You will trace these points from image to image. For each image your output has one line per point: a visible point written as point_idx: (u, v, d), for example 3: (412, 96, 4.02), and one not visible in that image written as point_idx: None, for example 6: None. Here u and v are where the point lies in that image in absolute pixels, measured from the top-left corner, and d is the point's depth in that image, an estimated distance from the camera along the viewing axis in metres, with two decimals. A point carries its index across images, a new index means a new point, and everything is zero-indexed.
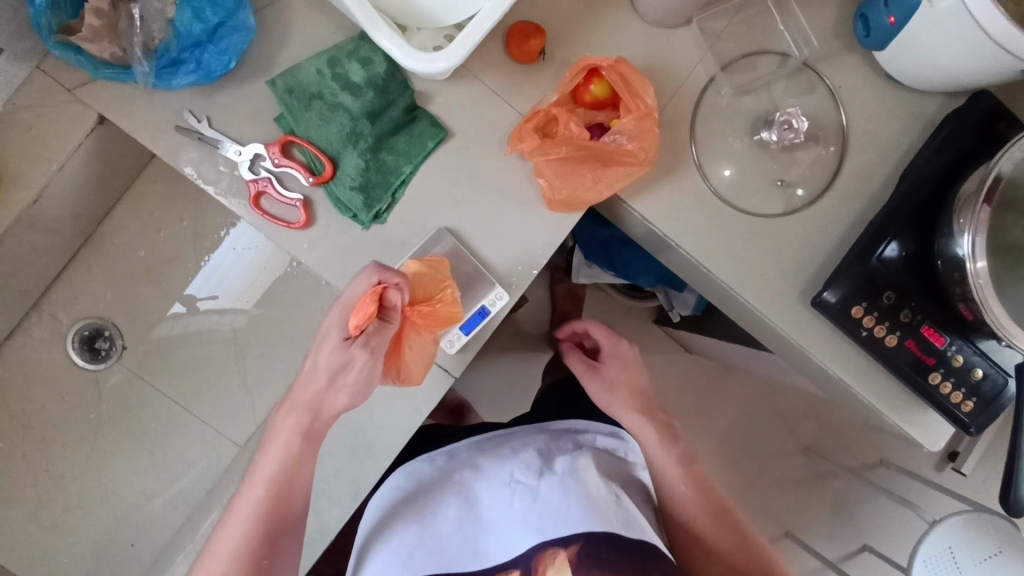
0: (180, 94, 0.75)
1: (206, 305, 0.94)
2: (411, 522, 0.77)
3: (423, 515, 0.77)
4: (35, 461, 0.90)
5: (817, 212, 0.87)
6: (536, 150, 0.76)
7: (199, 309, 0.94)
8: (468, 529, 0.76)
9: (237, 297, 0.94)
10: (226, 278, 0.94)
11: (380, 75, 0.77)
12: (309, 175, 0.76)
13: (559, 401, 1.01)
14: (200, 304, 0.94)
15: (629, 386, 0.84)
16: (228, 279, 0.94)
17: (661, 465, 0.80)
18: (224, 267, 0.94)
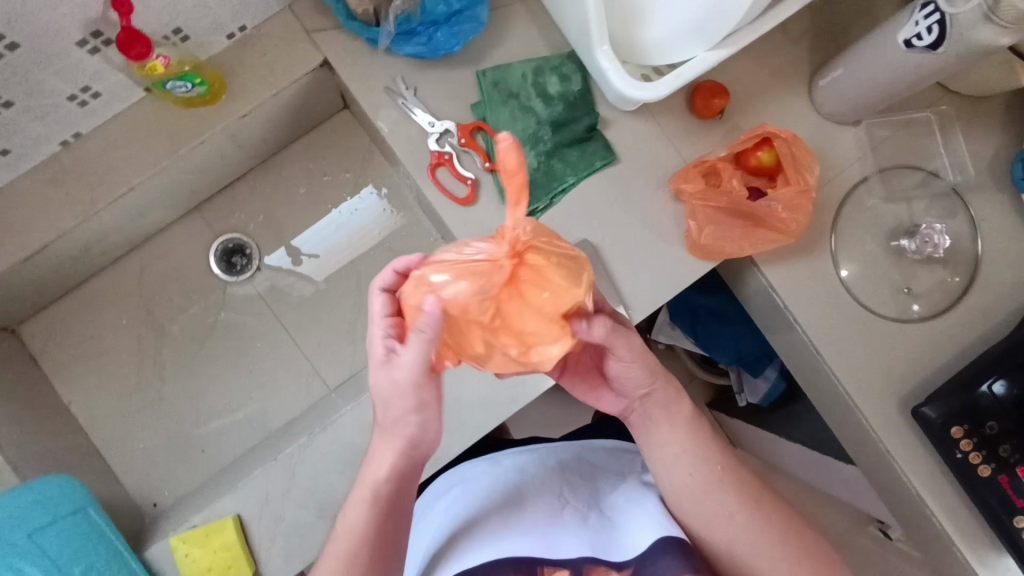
0: (400, 61, 0.84)
1: (304, 263, 0.99)
2: (462, 531, 0.77)
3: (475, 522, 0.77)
4: (147, 345, 0.96)
5: (933, 329, 0.90)
6: (697, 194, 0.83)
7: (297, 266, 0.99)
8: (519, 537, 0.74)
9: (324, 268, 0.99)
10: (328, 245, 0.99)
11: (573, 92, 0.85)
12: (487, 161, 0.84)
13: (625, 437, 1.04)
14: (300, 259, 0.99)
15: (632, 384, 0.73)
16: (325, 244, 0.99)
17: (695, 480, 0.71)
18: (332, 237, 0.99)
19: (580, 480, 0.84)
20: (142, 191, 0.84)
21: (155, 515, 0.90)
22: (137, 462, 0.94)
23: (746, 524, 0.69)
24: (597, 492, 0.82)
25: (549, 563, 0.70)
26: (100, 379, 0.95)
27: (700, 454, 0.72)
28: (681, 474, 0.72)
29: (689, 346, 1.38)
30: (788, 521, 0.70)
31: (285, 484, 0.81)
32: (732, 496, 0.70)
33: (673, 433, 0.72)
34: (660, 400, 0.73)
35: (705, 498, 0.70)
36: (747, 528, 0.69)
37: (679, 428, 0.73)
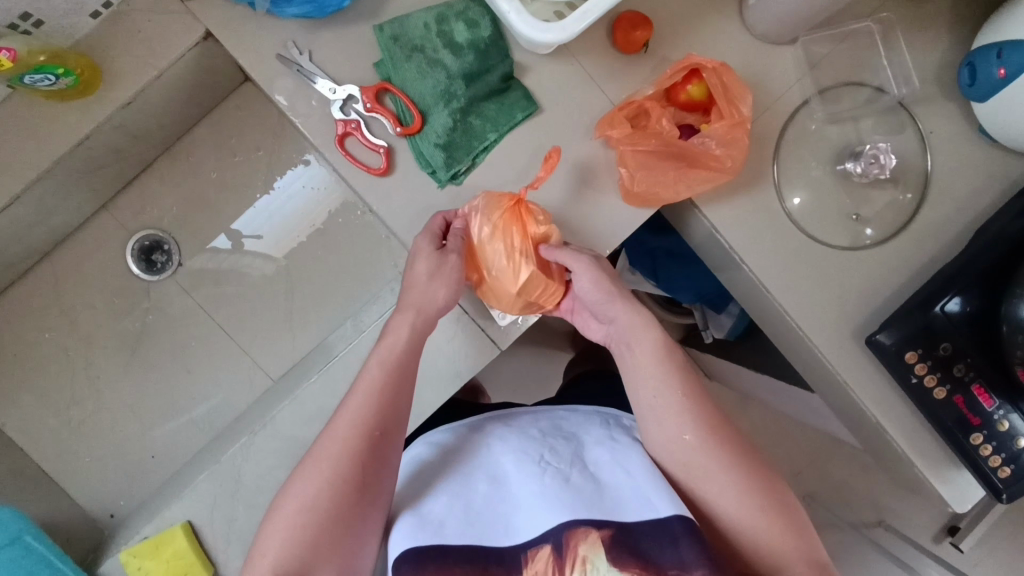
0: (289, 24, 0.76)
1: (250, 244, 0.94)
2: (425, 490, 0.68)
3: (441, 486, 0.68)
4: (74, 357, 0.91)
5: (885, 253, 0.87)
6: (625, 138, 0.77)
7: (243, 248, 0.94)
8: (500, 507, 0.66)
9: (279, 243, 0.94)
10: (273, 222, 0.94)
11: (484, 39, 0.78)
12: (398, 125, 0.77)
13: (594, 386, 1.00)
14: (244, 241, 0.94)
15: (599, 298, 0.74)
16: (276, 220, 0.94)
17: (665, 404, 0.68)
18: (276, 214, 0.94)
19: (559, 432, 0.75)
20: (32, 197, 0.77)
21: (112, 527, 0.88)
22: (84, 477, 0.91)
23: (703, 449, 0.66)
24: (577, 445, 0.72)
25: (531, 544, 0.60)
26: (29, 398, 0.90)
27: (671, 378, 0.69)
28: (649, 395, 0.69)
29: (650, 289, 1.36)
30: (747, 450, 0.67)
31: (231, 488, 0.79)
32: (694, 423, 0.67)
33: (646, 350, 0.71)
34: (627, 320, 0.72)
35: (666, 418, 0.68)
36: (711, 459, 0.66)
37: (650, 351, 0.71)
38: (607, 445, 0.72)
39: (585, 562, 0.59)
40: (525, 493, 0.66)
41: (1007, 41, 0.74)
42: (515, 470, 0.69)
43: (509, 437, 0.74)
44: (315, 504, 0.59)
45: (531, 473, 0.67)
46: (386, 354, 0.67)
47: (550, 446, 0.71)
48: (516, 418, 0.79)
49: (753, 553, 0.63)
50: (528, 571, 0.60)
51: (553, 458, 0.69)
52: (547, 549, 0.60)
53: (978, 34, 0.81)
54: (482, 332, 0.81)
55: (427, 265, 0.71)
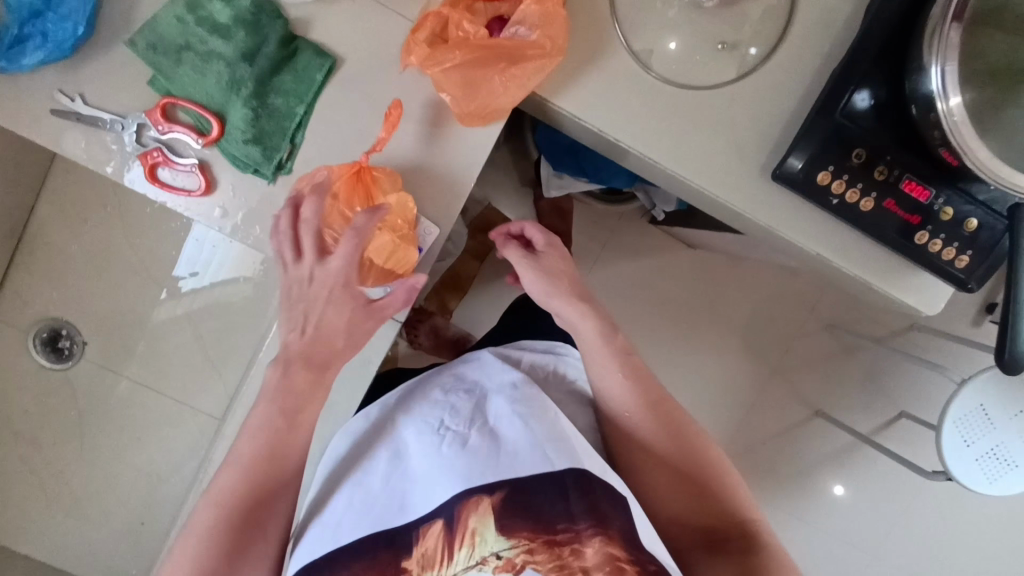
0: (42, 71, 0.69)
1: (185, 285, 0.91)
2: (335, 478, 0.69)
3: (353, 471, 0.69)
4: (32, 461, 0.93)
5: (772, 71, 0.77)
6: (427, 60, 0.68)
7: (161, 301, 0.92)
8: (395, 484, 0.67)
9: (235, 268, 0.87)
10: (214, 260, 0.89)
11: (247, 10, 0.69)
12: (199, 136, 0.71)
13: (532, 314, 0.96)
14: (178, 284, 0.91)
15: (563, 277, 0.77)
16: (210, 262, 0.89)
17: (610, 381, 0.73)
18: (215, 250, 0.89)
19: (461, 386, 0.74)
20: None
21: None
22: (93, 560, 0.95)
23: (648, 418, 0.72)
24: (477, 397, 0.72)
25: (421, 522, 0.63)
26: (10, 510, 0.93)
27: (618, 360, 0.74)
28: (598, 377, 0.74)
29: (587, 186, 1.29)
30: (683, 419, 0.73)
31: None
32: (639, 399, 0.72)
33: (589, 339, 0.74)
34: (568, 314, 0.75)
35: (616, 395, 0.73)
36: (654, 424, 0.72)
37: (595, 336, 0.74)
38: (505, 393, 0.71)
39: (475, 534, 0.62)
40: (425, 467, 0.67)
41: None
42: (415, 443, 0.69)
43: (414, 407, 0.72)
44: (224, 509, 0.65)
45: (428, 444, 0.68)
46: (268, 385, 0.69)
47: (449, 408, 0.71)
48: (421, 381, 0.78)
49: (697, 511, 0.70)
50: (420, 547, 0.63)
51: (449, 422, 0.69)
52: (439, 525, 0.63)
53: None
54: None
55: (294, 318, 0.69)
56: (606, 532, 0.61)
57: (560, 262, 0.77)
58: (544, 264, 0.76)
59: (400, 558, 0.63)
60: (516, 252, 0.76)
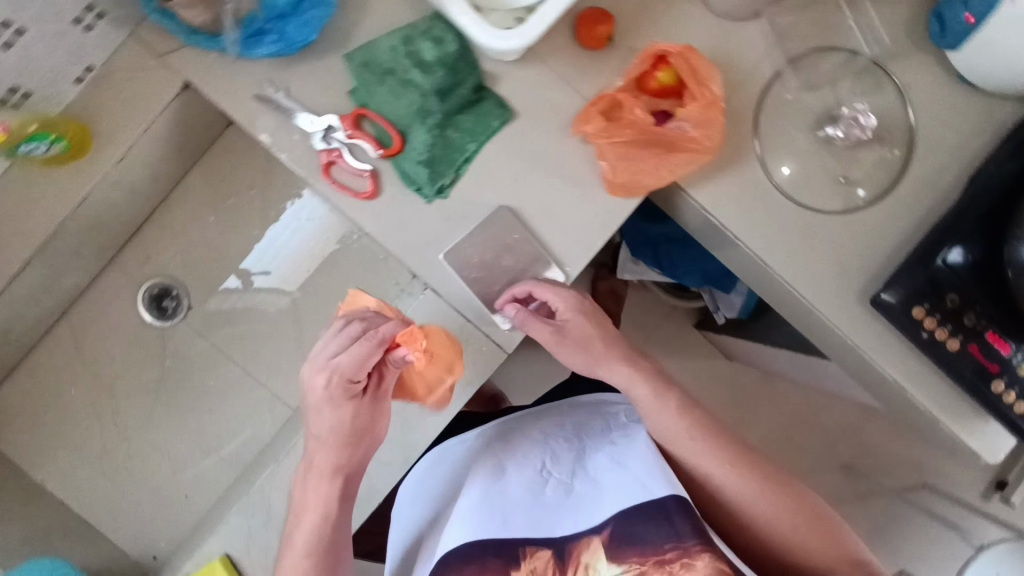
0: (260, 63, 0.78)
1: (258, 278, 0.97)
2: (452, 505, 0.84)
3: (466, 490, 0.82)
4: (101, 408, 0.95)
5: (879, 212, 0.86)
6: (601, 131, 0.78)
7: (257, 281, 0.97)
8: (505, 503, 0.80)
9: (283, 279, 0.97)
10: (279, 250, 0.97)
11: (452, 54, 0.78)
12: (379, 148, 0.79)
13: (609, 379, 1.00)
14: (251, 277, 0.98)
15: (601, 342, 0.80)
16: (279, 257, 0.97)
17: (697, 449, 0.79)
18: (274, 246, 0.97)
19: (564, 436, 0.88)
20: (40, 263, 0.81)
21: (156, 569, 0.92)
22: (124, 523, 0.94)
23: (725, 466, 0.78)
24: (577, 447, 0.86)
25: (532, 543, 0.75)
26: (64, 451, 0.94)
27: (677, 410, 0.80)
28: (674, 440, 0.80)
29: (657, 278, 1.36)
30: (753, 460, 0.80)
31: (263, 516, 0.82)
32: (706, 446, 0.79)
33: (645, 403, 0.80)
34: (641, 392, 0.80)
35: (689, 450, 0.79)
36: (738, 479, 0.78)
37: (649, 397, 0.80)
38: (603, 448, 0.84)
39: (586, 565, 0.73)
40: (529, 499, 0.80)
41: None
42: (520, 476, 0.83)
43: (516, 448, 0.87)
44: (321, 537, 0.76)
45: (534, 482, 0.82)
46: (335, 449, 0.76)
47: (551, 453, 0.86)
48: (516, 423, 0.92)
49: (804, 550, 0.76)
50: (530, 563, 0.75)
51: (551, 466, 0.84)
52: (549, 551, 0.75)
53: None
54: (487, 338, 0.82)
55: (331, 422, 0.76)
56: (710, 546, 0.70)
57: (589, 326, 0.80)
58: (575, 332, 0.79)
59: (513, 566, 0.75)
60: (534, 327, 0.78)
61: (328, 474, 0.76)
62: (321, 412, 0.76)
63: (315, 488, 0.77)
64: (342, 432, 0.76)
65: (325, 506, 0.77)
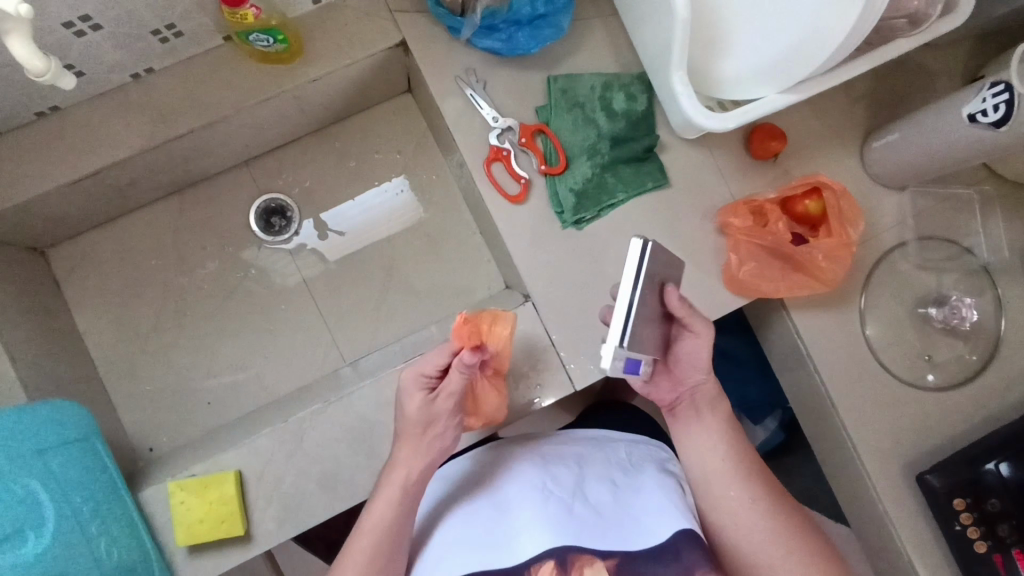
0: (472, 52, 0.86)
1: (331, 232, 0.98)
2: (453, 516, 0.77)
3: (468, 509, 0.76)
4: (171, 288, 0.96)
5: (948, 401, 0.90)
6: (743, 228, 0.84)
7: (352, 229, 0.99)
8: (506, 519, 0.72)
9: (341, 246, 0.99)
10: (358, 215, 0.99)
11: (638, 112, 0.86)
12: (543, 163, 0.85)
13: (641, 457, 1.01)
14: (328, 234, 0.99)
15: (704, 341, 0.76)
16: (355, 224, 0.99)
17: (722, 479, 0.72)
18: (357, 213, 0.99)
19: (563, 460, 0.80)
20: (199, 136, 0.85)
21: (150, 461, 0.90)
22: (140, 403, 0.94)
23: (751, 508, 0.70)
24: (578, 475, 0.78)
25: (532, 559, 0.66)
26: (120, 313, 0.95)
27: (712, 429, 0.75)
28: (704, 468, 0.74)
29: None
30: (777, 503, 0.71)
31: (291, 448, 0.81)
32: (731, 479, 0.72)
33: (701, 422, 0.76)
34: (689, 431, 0.76)
35: (719, 488, 0.72)
36: (758, 523, 0.69)
37: (704, 418, 0.76)
38: (607, 484, 0.77)
39: None
40: (528, 512, 0.71)
41: None
42: (520, 490, 0.75)
43: (518, 466, 0.79)
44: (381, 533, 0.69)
45: (532, 500, 0.73)
46: (418, 436, 0.73)
47: (552, 473, 0.77)
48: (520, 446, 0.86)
49: None
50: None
51: (553, 484, 0.75)
52: (550, 564, 0.65)
53: None
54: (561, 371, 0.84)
55: (419, 411, 0.72)
56: None
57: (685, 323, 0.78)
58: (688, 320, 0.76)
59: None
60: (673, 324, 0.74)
61: (422, 458, 0.73)
62: (409, 402, 0.73)
63: (405, 459, 0.72)
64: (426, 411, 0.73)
65: (406, 495, 0.71)
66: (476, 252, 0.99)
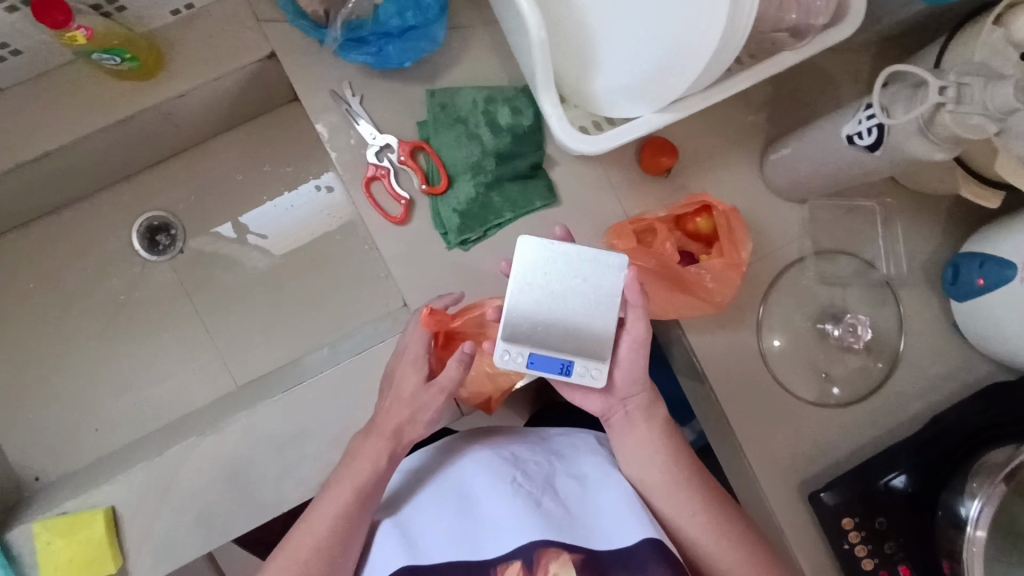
0: (346, 64, 0.81)
1: (253, 237, 0.96)
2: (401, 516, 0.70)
3: (430, 504, 0.70)
4: (53, 311, 0.93)
5: (843, 416, 0.89)
6: (628, 250, 0.80)
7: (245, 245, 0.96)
8: (467, 525, 0.66)
9: (280, 240, 0.96)
10: (277, 220, 0.96)
11: (523, 127, 0.82)
12: (424, 183, 0.82)
13: None
14: (249, 237, 0.96)
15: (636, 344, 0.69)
16: (277, 221, 0.96)
17: (670, 491, 0.69)
18: (284, 207, 0.96)
19: (532, 452, 0.74)
20: (57, 159, 0.80)
21: (34, 492, 0.88)
22: (24, 431, 0.91)
23: (710, 523, 0.68)
24: (547, 468, 0.72)
25: (499, 563, 0.61)
26: (0, 338, 0.92)
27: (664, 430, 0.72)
28: (654, 482, 0.69)
29: None
30: (733, 512, 0.69)
31: (163, 487, 0.78)
32: (688, 491, 0.69)
33: (645, 429, 0.71)
34: (628, 434, 0.72)
35: (670, 500, 0.69)
36: (711, 534, 0.67)
37: (641, 411, 0.72)
38: (574, 479, 0.71)
39: None
40: (496, 514, 0.65)
41: (991, 254, 0.78)
42: (485, 488, 0.68)
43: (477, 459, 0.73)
44: (323, 540, 0.64)
45: (498, 497, 0.67)
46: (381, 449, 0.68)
47: (520, 464, 0.71)
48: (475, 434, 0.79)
49: None
50: None
51: (522, 479, 0.69)
52: (517, 567, 0.60)
53: (965, 240, 0.85)
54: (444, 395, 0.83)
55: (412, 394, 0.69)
56: None
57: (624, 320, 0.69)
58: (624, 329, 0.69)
59: None
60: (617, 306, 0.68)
61: (375, 459, 0.67)
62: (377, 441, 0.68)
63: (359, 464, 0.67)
64: (396, 434, 0.69)
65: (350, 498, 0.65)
66: (373, 270, 0.96)
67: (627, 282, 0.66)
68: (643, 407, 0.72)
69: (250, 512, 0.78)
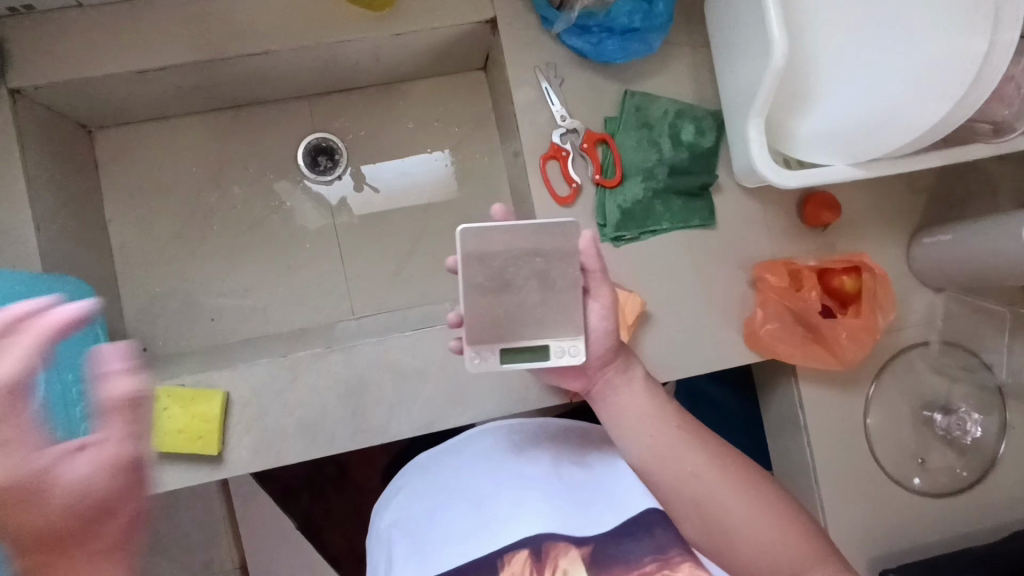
0: (556, 47, 0.86)
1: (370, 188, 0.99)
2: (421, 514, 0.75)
3: (448, 505, 0.73)
4: (207, 199, 0.97)
5: (927, 506, 0.90)
6: (777, 287, 0.84)
7: (398, 187, 1.00)
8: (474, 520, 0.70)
9: (367, 202, 0.99)
10: (392, 177, 1.00)
11: (703, 148, 0.86)
12: (599, 173, 0.85)
13: None
14: (363, 186, 0.99)
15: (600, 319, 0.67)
16: (402, 179, 1.00)
17: (664, 445, 0.67)
18: (403, 169, 1.00)
19: (538, 444, 0.79)
20: (270, 60, 0.85)
21: (144, 359, 0.91)
22: (148, 302, 0.95)
23: (708, 470, 0.65)
24: (541, 462, 0.76)
25: (504, 551, 0.64)
26: (152, 210, 0.96)
27: (644, 393, 0.69)
28: (643, 443, 0.68)
29: None
30: (732, 459, 0.66)
31: (282, 385, 0.81)
32: (678, 446, 0.66)
33: (621, 394, 0.69)
34: (612, 407, 0.69)
35: (666, 455, 0.66)
36: (714, 486, 0.64)
37: (619, 379, 0.69)
38: (567, 470, 0.75)
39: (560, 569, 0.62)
40: (497, 509, 0.70)
41: None
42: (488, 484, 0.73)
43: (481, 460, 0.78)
44: None
45: (501, 489, 0.72)
46: None
47: (519, 461, 0.76)
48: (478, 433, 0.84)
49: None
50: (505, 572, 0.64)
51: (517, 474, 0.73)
52: (524, 554, 0.64)
53: None
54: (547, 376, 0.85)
55: None
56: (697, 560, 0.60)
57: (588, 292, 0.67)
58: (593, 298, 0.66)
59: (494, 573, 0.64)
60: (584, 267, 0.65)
61: None
62: None
63: None
64: None
65: None
66: None
67: (586, 243, 0.64)
68: (619, 370, 0.70)
69: (357, 432, 0.82)
